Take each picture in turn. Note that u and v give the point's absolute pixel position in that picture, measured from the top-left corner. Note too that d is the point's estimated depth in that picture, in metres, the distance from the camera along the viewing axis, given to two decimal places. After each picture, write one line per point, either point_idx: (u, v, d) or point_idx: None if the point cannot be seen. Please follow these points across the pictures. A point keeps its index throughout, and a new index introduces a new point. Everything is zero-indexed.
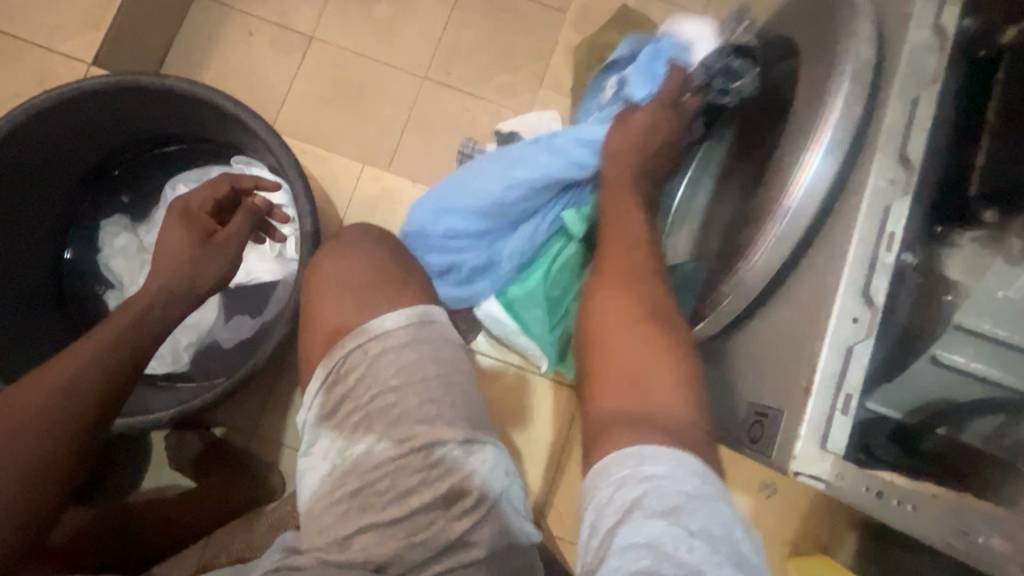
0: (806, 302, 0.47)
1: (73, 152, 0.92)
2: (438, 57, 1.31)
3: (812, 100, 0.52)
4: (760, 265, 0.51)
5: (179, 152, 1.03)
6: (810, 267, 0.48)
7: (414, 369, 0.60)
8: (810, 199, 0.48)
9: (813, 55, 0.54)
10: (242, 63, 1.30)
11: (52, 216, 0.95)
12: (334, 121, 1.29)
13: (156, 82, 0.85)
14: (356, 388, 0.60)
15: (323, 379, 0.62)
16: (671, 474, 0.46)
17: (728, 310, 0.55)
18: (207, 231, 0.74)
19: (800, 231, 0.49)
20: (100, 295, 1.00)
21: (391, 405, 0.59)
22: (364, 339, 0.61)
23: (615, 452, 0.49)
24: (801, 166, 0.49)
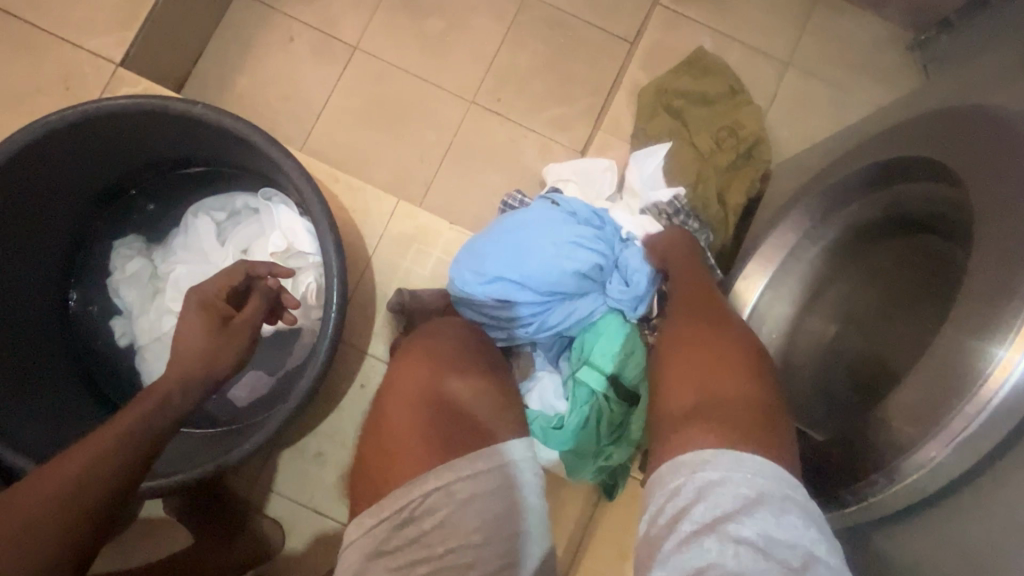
0: (1005, 528, 0.44)
1: (86, 171, 0.84)
2: (489, 81, 1.21)
3: (1002, 273, 0.46)
4: (939, 466, 0.47)
5: (200, 174, 0.94)
6: (1001, 493, 0.45)
7: (500, 524, 0.55)
8: (1013, 407, 0.44)
9: (999, 214, 0.47)
10: (279, 69, 1.22)
11: (59, 237, 0.87)
12: (371, 141, 1.20)
13: (183, 108, 0.76)
14: (430, 533, 0.54)
15: (395, 512, 0.55)
16: (727, 473, 0.48)
17: (886, 501, 0.51)
18: (224, 318, 0.71)
19: (999, 433, 0.45)
20: (107, 322, 0.92)
21: (466, 563, 0.53)
22: (451, 479, 0.56)
23: (671, 461, 0.52)
24: (998, 363, 0.44)
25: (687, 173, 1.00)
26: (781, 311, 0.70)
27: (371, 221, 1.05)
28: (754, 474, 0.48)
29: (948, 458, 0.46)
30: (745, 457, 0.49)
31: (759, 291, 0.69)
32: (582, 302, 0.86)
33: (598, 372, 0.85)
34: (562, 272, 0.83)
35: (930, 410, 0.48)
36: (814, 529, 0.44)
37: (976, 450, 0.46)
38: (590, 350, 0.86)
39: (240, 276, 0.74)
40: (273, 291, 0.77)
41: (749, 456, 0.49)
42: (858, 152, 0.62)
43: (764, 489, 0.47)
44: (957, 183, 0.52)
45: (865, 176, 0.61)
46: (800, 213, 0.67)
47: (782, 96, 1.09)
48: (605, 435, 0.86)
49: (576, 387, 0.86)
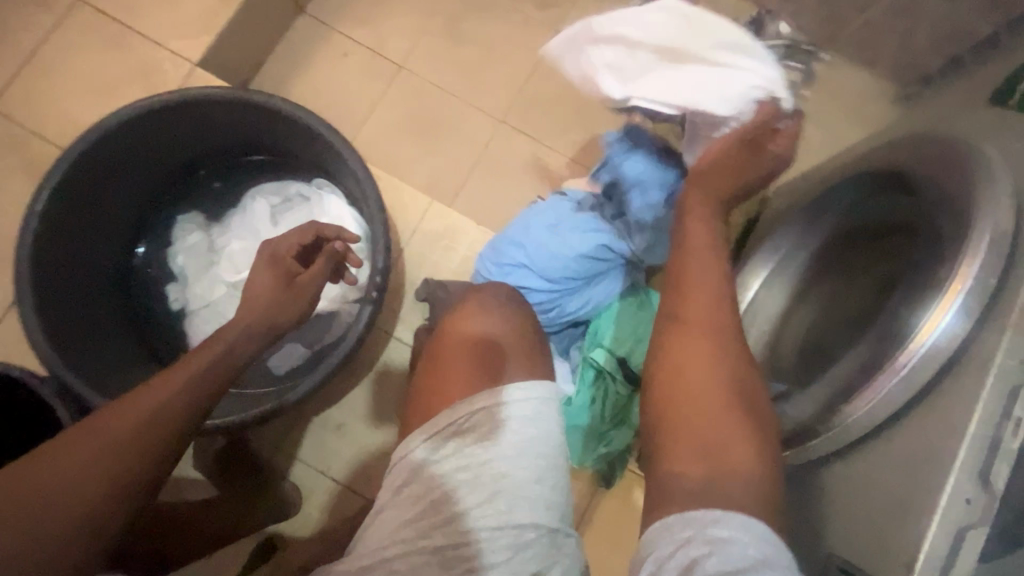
0: (917, 451, 0.53)
1: (167, 149, 0.95)
2: (519, 103, 1.34)
3: (942, 255, 0.57)
4: (881, 400, 0.57)
5: (262, 162, 1.05)
6: (920, 424, 0.54)
7: (530, 444, 0.62)
8: (932, 356, 0.54)
9: (935, 208, 0.59)
10: (331, 80, 1.35)
11: (132, 205, 0.98)
12: (407, 149, 1.32)
13: (262, 100, 0.88)
14: (472, 446, 0.61)
15: (444, 429, 0.63)
16: (738, 534, 0.47)
17: (845, 433, 0.60)
18: (292, 272, 0.79)
19: (925, 376, 0.55)
20: (163, 287, 1.02)
21: (502, 473, 0.60)
22: (493, 402, 0.63)
23: (677, 512, 0.50)
24: (927, 323, 0.55)
25: None
26: (773, 307, 0.81)
27: (406, 216, 1.16)
28: (768, 547, 0.46)
29: (891, 398, 0.57)
30: (762, 527, 0.47)
31: (753, 290, 0.81)
32: (603, 284, 0.97)
33: (610, 354, 0.95)
34: (570, 263, 0.94)
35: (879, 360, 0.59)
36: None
37: (908, 393, 0.56)
38: (604, 335, 0.96)
39: (310, 235, 0.82)
40: (338, 253, 0.85)
41: (762, 525, 0.48)
42: (841, 169, 0.74)
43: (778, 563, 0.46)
44: (911, 184, 0.63)
45: (855, 182, 0.71)
46: (788, 229, 0.79)
47: None
48: (610, 416, 0.95)
49: (585, 370, 0.96)
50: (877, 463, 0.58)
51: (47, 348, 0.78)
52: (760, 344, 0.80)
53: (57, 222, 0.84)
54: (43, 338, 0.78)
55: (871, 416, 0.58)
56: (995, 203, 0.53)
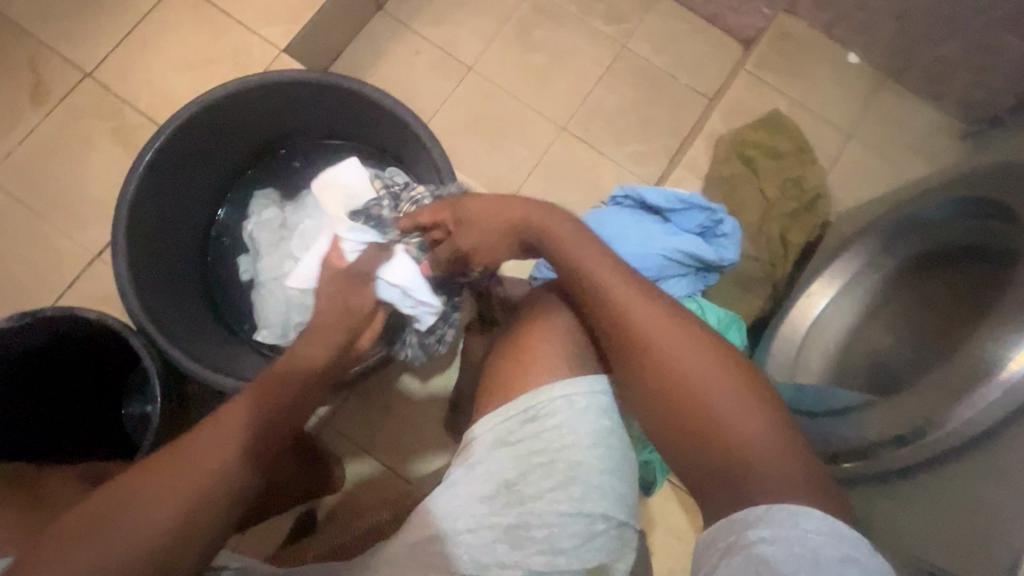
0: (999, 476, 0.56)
1: (255, 126, 1.00)
2: (582, 113, 1.38)
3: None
4: (962, 425, 0.59)
5: (339, 147, 1.09)
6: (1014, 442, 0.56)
7: (604, 436, 0.63)
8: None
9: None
10: (402, 76, 1.40)
11: (217, 177, 1.03)
12: (470, 148, 1.36)
13: (354, 86, 0.92)
14: (548, 432, 0.62)
15: (519, 413, 0.64)
16: (776, 531, 0.51)
17: (933, 445, 0.61)
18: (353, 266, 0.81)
19: (1008, 407, 0.57)
20: (235, 258, 1.06)
21: (576, 462, 0.61)
22: (573, 391, 0.63)
23: (722, 518, 0.56)
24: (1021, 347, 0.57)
25: (754, 212, 1.13)
26: (839, 324, 0.81)
27: None
28: (811, 533, 0.51)
29: (978, 417, 0.58)
30: (802, 514, 0.51)
31: (823, 305, 0.81)
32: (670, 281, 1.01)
33: None
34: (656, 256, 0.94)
35: (958, 386, 0.60)
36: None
37: (998, 413, 0.57)
38: None
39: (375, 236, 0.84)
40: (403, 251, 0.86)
41: (798, 512, 0.52)
42: (919, 194, 0.75)
43: (823, 550, 0.49)
44: (1008, 212, 0.63)
45: (942, 207, 0.71)
46: (862, 249, 0.79)
47: (843, 161, 1.23)
48: None
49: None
50: (953, 484, 0.60)
51: (136, 305, 0.82)
52: (823, 360, 0.82)
53: (151, 189, 0.89)
54: (134, 296, 0.82)
55: (947, 440, 0.60)
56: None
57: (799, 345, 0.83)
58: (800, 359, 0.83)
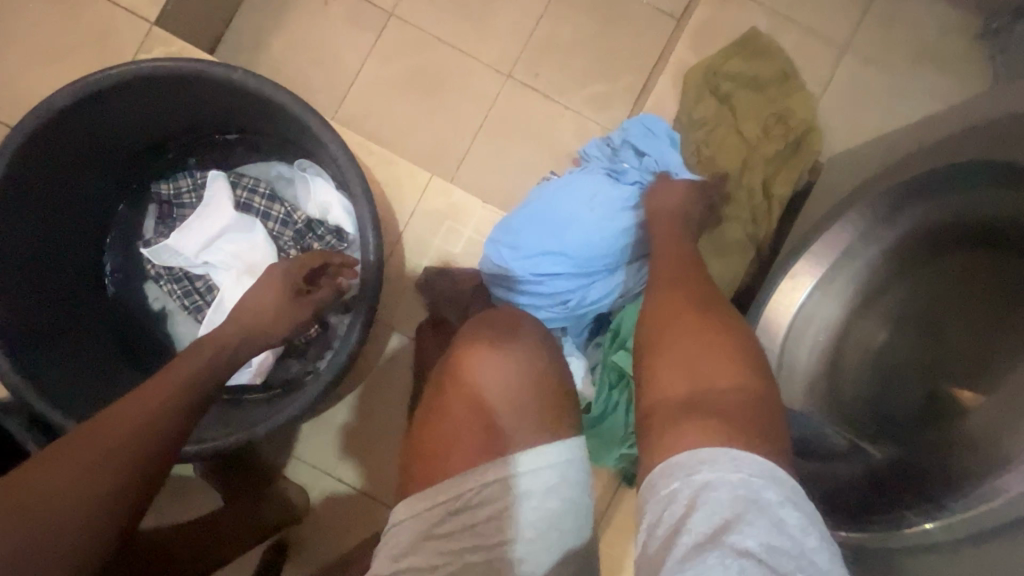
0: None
1: (124, 133, 0.83)
2: (528, 57, 1.17)
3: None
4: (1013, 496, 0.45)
5: (235, 142, 0.92)
6: None
7: (552, 521, 0.54)
8: None
9: None
10: (313, 32, 1.18)
11: (98, 195, 0.87)
12: (403, 113, 1.17)
13: (221, 73, 0.74)
14: (481, 525, 0.53)
15: (450, 503, 0.54)
16: (721, 477, 0.46)
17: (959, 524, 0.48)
18: (298, 290, 0.80)
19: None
20: (142, 285, 0.92)
21: (518, 557, 0.52)
22: (509, 473, 0.54)
23: (661, 464, 0.50)
24: None
25: (733, 161, 0.96)
26: (830, 312, 0.68)
27: (402, 196, 1.02)
28: (751, 476, 0.46)
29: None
30: (744, 457, 0.47)
31: (808, 294, 0.68)
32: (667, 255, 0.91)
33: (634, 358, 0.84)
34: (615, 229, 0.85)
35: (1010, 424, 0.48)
36: (811, 534, 0.43)
37: None
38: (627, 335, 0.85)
39: (319, 261, 0.82)
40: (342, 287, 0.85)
41: (745, 457, 0.47)
42: (928, 149, 0.60)
43: (766, 495, 0.45)
44: None
45: (958, 172, 0.56)
46: (859, 216, 0.65)
47: (837, 83, 1.04)
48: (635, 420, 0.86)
49: (606, 372, 0.87)
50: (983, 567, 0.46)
51: (11, 374, 0.70)
52: (814, 356, 0.68)
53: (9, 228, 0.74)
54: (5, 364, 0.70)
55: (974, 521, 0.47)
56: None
57: (783, 341, 0.68)
58: (787, 359, 0.68)
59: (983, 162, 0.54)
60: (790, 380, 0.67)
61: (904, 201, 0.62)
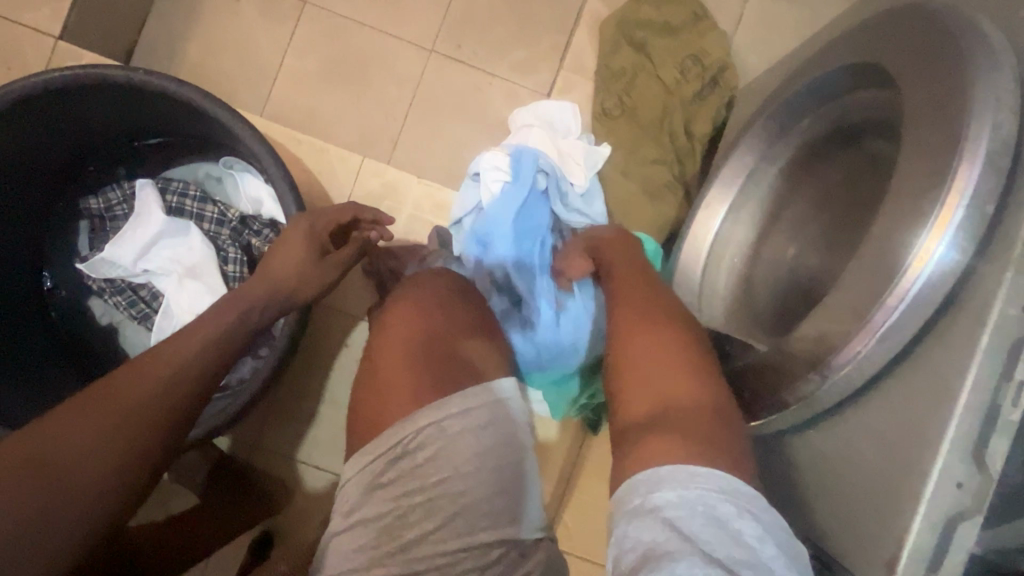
0: (911, 421, 0.43)
1: (42, 152, 0.82)
2: (448, 28, 1.17)
3: (928, 171, 0.46)
4: (861, 359, 0.46)
5: (159, 146, 0.92)
6: (922, 364, 0.44)
7: (489, 453, 0.57)
8: (929, 292, 0.44)
9: (919, 95, 0.48)
10: (230, 31, 1.17)
11: (25, 218, 0.86)
12: (331, 101, 1.16)
13: (125, 76, 0.75)
14: (421, 468, 0.56)
15: (388, 451, 0.57)
16: (683, 493, 0.45)
17: (821, 398, 0.50)
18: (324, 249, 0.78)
19: (909, 330, 0.45)
20: (84, 302, 0.92)
21: (458, 494, 0.55)
22: (442, 416, 0.57)
23: (628, 481, 0.49)
24: (916, 255, 0.44)
25: (654, 107, 0.99)
26: (743, 236, 0.72)
27: (339, 182, 1.03)
28: (711, 492, 0.45)
29: (872, 351, 0.46)
30: (701, 473, 0.46)
31: (720, 220, 0.72)
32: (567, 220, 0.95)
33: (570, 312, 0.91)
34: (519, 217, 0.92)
35: (851, 302, 0.49)
36: (770, 544, 0.43)
37: (894, 348, 0.45)
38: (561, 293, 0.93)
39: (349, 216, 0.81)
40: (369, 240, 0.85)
41: (703, 469, 0.46)
42: (807, 68, 0.63)
43: (724, 509, 0.44)
44: (886, 73, 0.53)
45: (829, 80, 0.60)
46: (756, 140, 0.68)
47: (747, 20, 1.06)
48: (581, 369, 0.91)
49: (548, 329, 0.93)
50: (860, 431, 0.48)
51: None
52: (733, 278, 0.72)
53: None
54: None
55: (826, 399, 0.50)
56: (992, 94, 0.43)
57: (702, 268, 0.73)
58: (707, 284, 0.73)
59: (850, 68, 0.57)
60: (712, 304, 0.72)
61: (791, 117, 0.65)
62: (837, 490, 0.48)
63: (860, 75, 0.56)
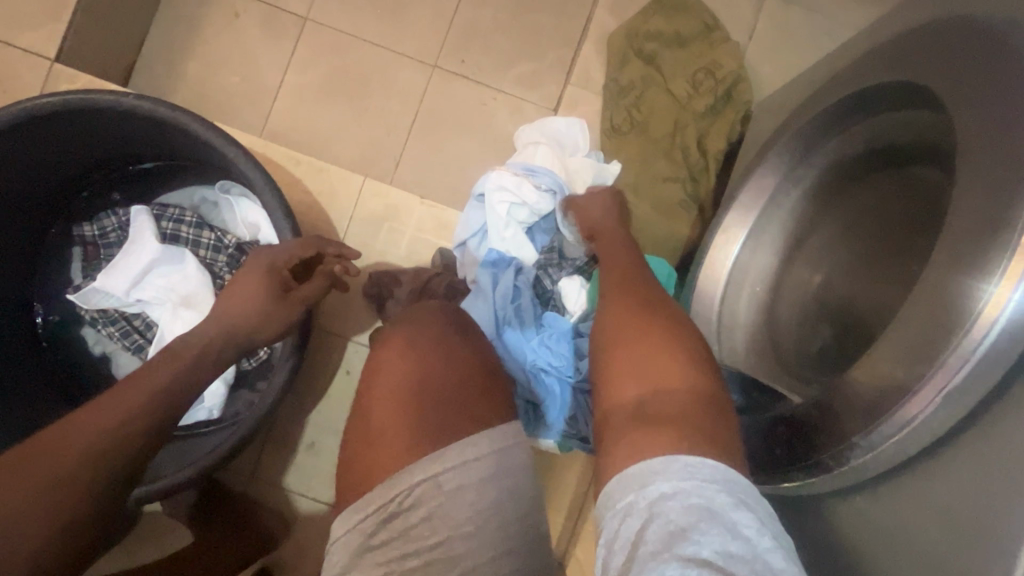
0: (989, 499, 0.39)
1: (32, 178, 0.80)
2: (452, 43, 1.14)
3: (987, 212, 0.41)
4: (918, 421, 0.42)
5: (153, 170, 0.89)
6: (999, 429, 0.40)
7: (491, 511, 0.53)
8: (999, 352, 0.39)
9: (971, 119, 0.44)
10: (229, 49, 1.14)
11: (15, 245, 0.83)
12: (331, 119, 1.14)
13: (117, 102, 0.72)
14: (418, 528, 0.52)
15: (381, 508, 0.53)
16: (678, 487, 0.41)
17: (870, 464, 0.45)
18: (286, 285, 0.74)
19: (977, 392, 0.40)
20: (77, 332, 0.89)
21: (458, 557, 0.51)
22: (439, 470, 0.53)
23: (619, 474, 0.44)
24: (985, 309, 0.40)
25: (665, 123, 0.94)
26: (764, 263, 0.67)
27: (339, 203, 1.00)
28: (705, 481, 0.41)
29: (934, 416, 0.41)
30: (697, 465, 0.42)
31: (739, 246, 0.67)
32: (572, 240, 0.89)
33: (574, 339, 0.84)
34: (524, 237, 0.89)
35: (905, 352, 0.44)
36: (769, 536, 0.39)
37: (958, 409, 0.41)
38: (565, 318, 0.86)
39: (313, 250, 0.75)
40: (337, 273, 0.79)
41: (697, 461, 0.42)
42: (834, 85, 0.59)
43: (720, 502, 0.40)
44: (928, 95, 0.48)
45: (860, 98, 0.55)
46: (778, 161, 0.64)
47: (763, 32, 1.02)
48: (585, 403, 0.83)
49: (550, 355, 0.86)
50: (920, 499, 0.43)
51: None
52: (754, 308, 0.67)
53: None
54: None
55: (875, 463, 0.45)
56: None
57: (722, 296, 0.68)
58: (726, 315, 0.68)
59: (886, 86, 0.52)
60: (732, 337, 0.67)
61: (816, 138, 0.61)
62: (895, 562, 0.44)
63: (901, 95, 0.51)
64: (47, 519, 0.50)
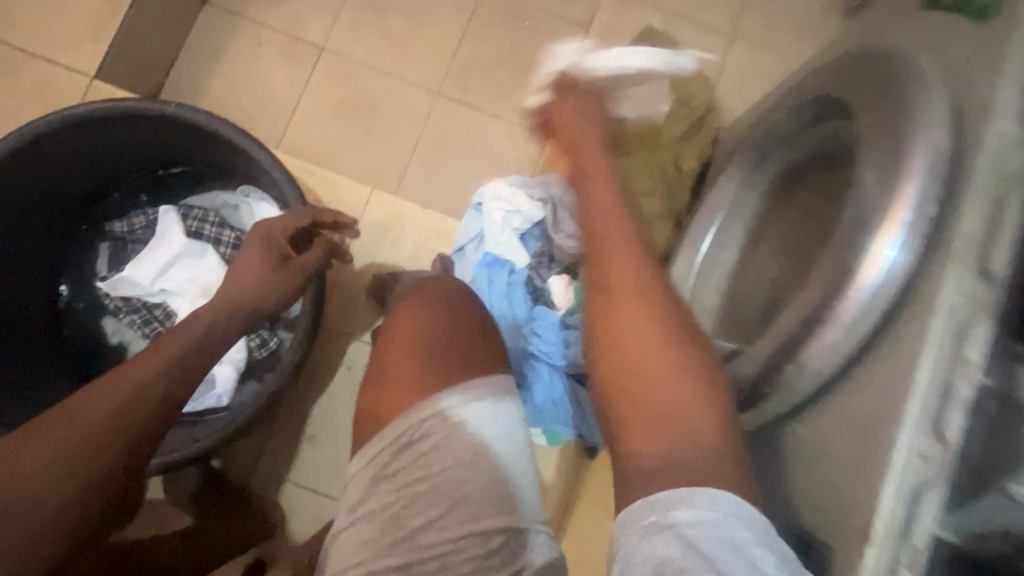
0: (882, 404, 0.48)
1: (72, 176, 0.88)
2: (455, 73, 1.26)
3: (882, 191, 0.52)
4: (828, 348, 0.52)
5: (181, 175, 0.98)
6: (893, 351, 0.49)
7: (490, 445, 0.60)
8: (880, 290, 0.50)
9: (877, 124, 0.54)
10: (251, 74, 1.26)
11: (49, 237, 0.91)
12: (342, 137, 1.24)
13: (159, 108, 0.81)
14: (426, 456, 0.60)
15: (395, 442, 0.61)
16: (701, 516, 0.44)
17: (791, 390, 0.56)
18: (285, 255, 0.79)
19: (867, 324, 0.51)
20: (98, 322, 0.95)
21: (460, 482, 0.59)
22: (445, 407, 0.61)
23: (642, 498, 0.48)
24: (869, 256, 0.51)
25: (645, 143, 1.06)
26: (728, 258, 0.77)
27: (349, 211, 1.09)
28: (727, 515, 0.44)
29: (837, 339, 0.52)
30: (718, 496, 0.44)
31: (707, 240, 0.77)
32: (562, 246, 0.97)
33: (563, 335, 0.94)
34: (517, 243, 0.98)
35: (819, 300, 0.54)
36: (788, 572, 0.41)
37: (856, 336, 0.51)
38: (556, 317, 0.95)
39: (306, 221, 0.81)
40: (335, 243, 0.86)
41: (719, 492, 0.45)
42: (780, 105, 0.70)
43: (740, 534, 0.43)
44: (845, 106, 0.59)
45: (800, 114, 0.66)
46: (737, 169, 0.75)
47: (730, 70, 1.16)
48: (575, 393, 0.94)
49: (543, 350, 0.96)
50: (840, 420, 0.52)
51: None
52: (721, 297, 0.77)
53: None
54: None
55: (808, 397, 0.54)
56: (930, 124, 0.50)
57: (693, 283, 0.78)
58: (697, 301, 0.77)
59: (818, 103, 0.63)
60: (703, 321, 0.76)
61: (768, 149, 0.72)
62: (817, 475, 0.52)
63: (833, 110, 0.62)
64: (54, 497, 0.47)
